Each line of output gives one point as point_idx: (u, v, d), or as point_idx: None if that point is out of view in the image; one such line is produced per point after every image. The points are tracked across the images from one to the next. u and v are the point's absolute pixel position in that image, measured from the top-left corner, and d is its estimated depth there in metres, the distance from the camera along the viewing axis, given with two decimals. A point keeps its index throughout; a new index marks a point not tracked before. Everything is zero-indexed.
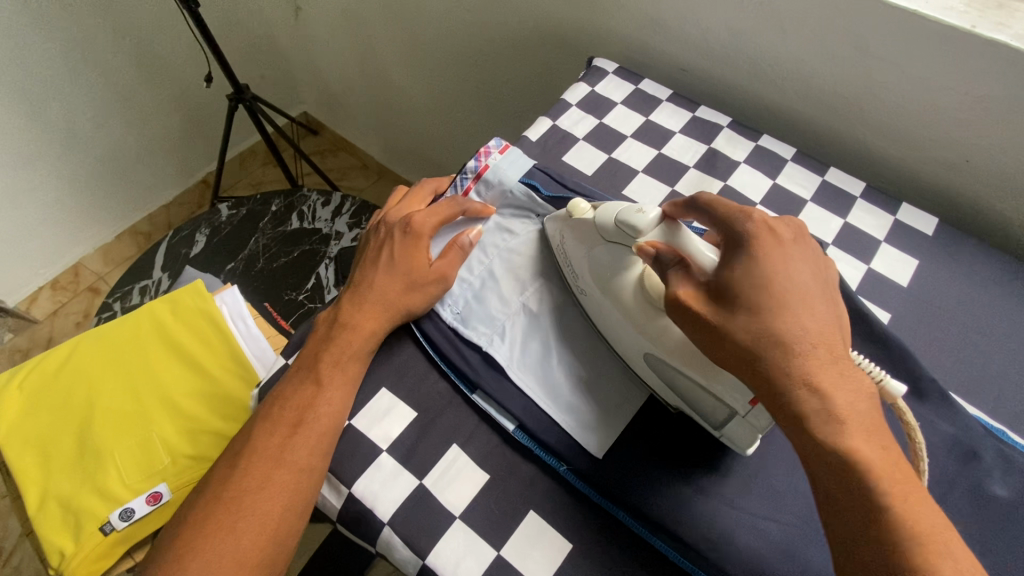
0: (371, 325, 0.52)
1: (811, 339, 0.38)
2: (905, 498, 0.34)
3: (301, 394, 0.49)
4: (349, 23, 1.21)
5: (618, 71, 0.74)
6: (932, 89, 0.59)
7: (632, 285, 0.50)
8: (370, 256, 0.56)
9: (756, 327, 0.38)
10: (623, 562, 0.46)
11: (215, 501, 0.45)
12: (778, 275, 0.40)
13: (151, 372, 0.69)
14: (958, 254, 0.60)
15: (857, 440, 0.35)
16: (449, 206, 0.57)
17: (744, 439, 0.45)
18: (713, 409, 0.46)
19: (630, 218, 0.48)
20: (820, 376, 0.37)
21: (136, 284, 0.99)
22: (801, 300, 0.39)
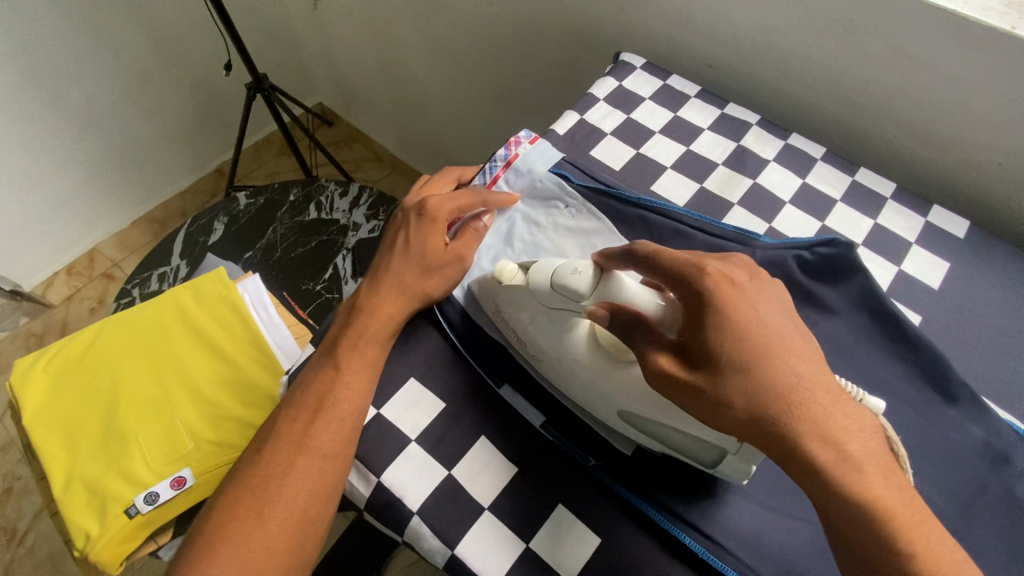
0: (393, 308, 0.50)
1: (807, 384, 0.34)
2: (932, 544, 0.31)
3: (322, 380, 0.47)
4: (367, 14, 1.20)
5: (645, 66, 0.72)
6: (966, 92, 0.57)
7: (585, 346, 0.46)
8: (388, 243, 0.55)
9: (751, 384, 0.34)
10: (660, 561, 0.43)
11: (241, 487, 0.44)
12: (755, 320, 0.35)
13: (173, 355, 0.66)
14: (992, 258, 0.57)
15: (880, 488, 0.32)
16: (469, 195, 0.55)
17: (740, 472, 0.40)
18: (701, 451, 0.42)
19: (566, 280, 0.45)
20: (830, 425, 0.33)
21: (154, 271, 0.98)
22: (785, 341, 0.35)
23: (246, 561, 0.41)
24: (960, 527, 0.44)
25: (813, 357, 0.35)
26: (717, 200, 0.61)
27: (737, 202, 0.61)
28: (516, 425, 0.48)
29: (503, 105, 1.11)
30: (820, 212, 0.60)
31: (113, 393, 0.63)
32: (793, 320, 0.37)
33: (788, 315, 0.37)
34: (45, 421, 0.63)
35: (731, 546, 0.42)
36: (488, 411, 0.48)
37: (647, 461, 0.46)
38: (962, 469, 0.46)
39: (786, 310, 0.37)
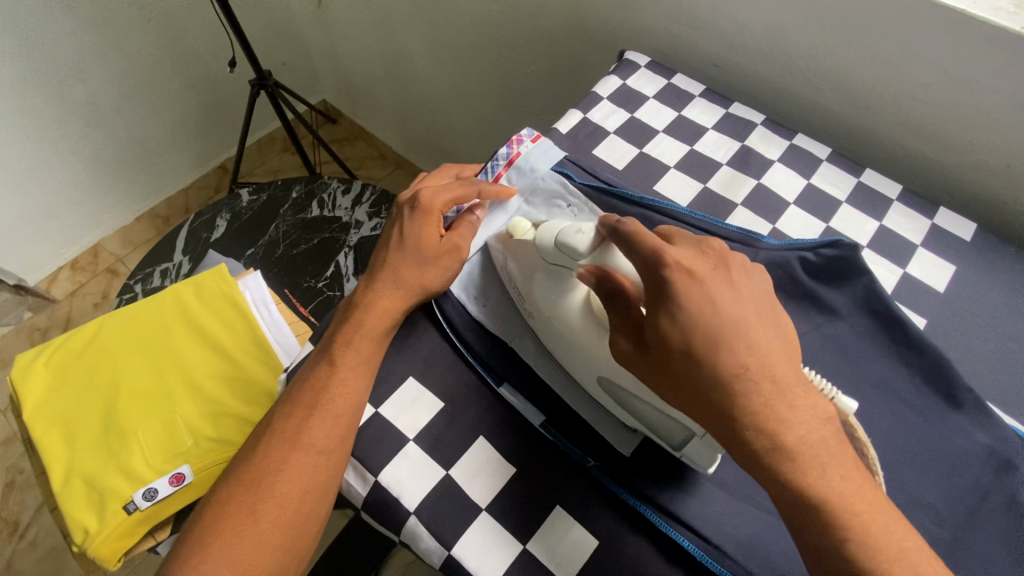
0: (391, 304, 0.50)
1: (754, 375, 0.37)
2: (866, 526, 0.34)
3: (317, 377, 0.47)
4: (372, 11, 1.19)
5: (650, 64, 0.71)
6: (975, 94, 0.56)
7: (577, 307, 0.48)
8: (383, 238, 0.55)
9: (697, 372, 0.38)
10: (658, 565, 0.42)
11: (236, 483, 0.44)
12: (709, 314, 0.38)
13: (173, 351, 0.66)
14: (999, 261, 0.56)
15: (813, 474, 0.35)
16: (463, 186, 0.55)
17: (705, 459, 0.42)
18: (670, 430, 0.43)
19: (568, 237, 0.47)
20: (770, 414, 0.36)
21: (156, 267, 0.98)
22: (739, 333, 0.38)
23: (240, 558, 0.41)
24: (961, 533, 0.44)
25: (768, 348, 0.38)
26: (721, 200, 0.60)
27: (740, 203, 0.60)
28: (514, 425, 0.48)
29: (507, 103, 1.11)
30: (825, 214, 0.59)
31: (112, 388, 0.63)
32: (754, 314, 0.39)
33: (750, 310, 0.39)
34: (44, 416, 0.63)
35: (728, 549, 0.42)
36: (486, 410, 0.48)
37: (645, 462, 0.46)
38: (966, 474, 0.46)
39: (749, 304, 0.39)
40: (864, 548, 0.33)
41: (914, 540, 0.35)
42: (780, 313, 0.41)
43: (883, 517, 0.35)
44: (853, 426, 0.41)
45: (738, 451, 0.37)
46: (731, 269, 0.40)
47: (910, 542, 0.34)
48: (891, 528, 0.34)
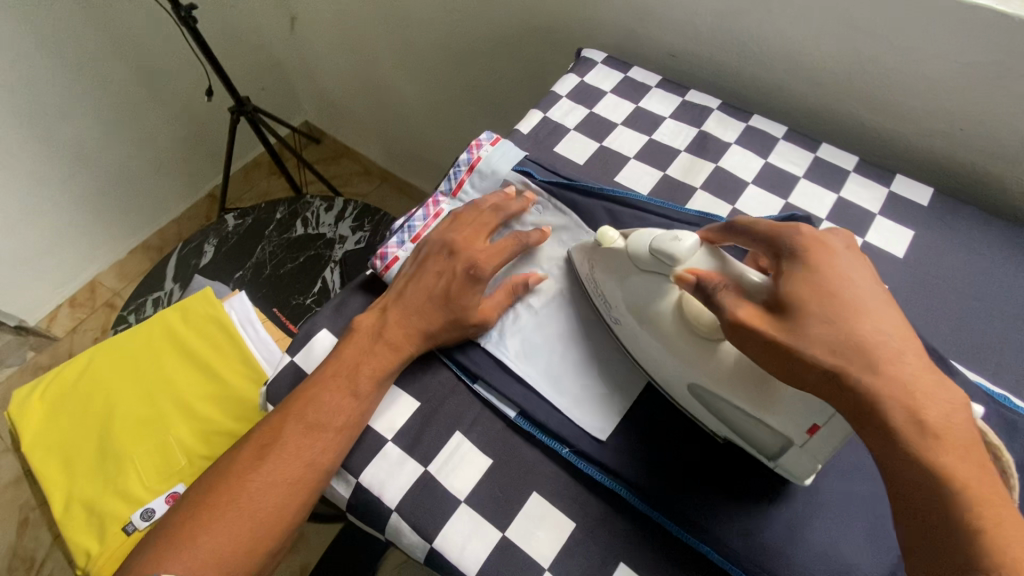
0: (409, 340, 0.49)
1: (894, 348, 0.34)
2: (1000, 519, 0.29)
3: (332, 398, 0.46)
4: (343, 31, 1.22)
5: (606, 60, 0.73)
6: (918, 60, 0.57)
7: (672, 312, 0.45)
8: (423, 278, 0.50)
9: (837, 339, 0.34)
10: (632, 541, 0.44)
11: (228, 488, 0.43)
12: (842, 283, 0.37)
13: (166, 376, 0.67)
14: (955, 223, 0.58)
15: (953, 456, 0.30)
16: (513, 241, 0.52)
17: (802, 469, 0.41)
18: (767, 438, 0.42)
19: (665, 245, 0.44)
20: (909, 388, 0.32)
21: (148, 296, 1.00)
22: (876, 307, 0.36)
23: (229, 563, 0.41)
24: None
25: (896, 326, 0.35)
26: (681, 185, 0.62)
27: (700, 187, 0.61)
28: (490, 419, 0.49)
29: (481, 110, 1.13)
30: (783, 190, 0.61)
31: (108, 417, 0.65)
32: (884, 296, 0.37)
33: (873, 288, 0.37)
34: (49, 447, 0.65)
35: (704, 521, 0.43)
36: (462, 407, 0.49)
37: (621, 444, 0.46)
38: None
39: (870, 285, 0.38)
40: (999, 541, 0.28)
41: None
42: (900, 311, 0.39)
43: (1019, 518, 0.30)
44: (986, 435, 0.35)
45: (864, 420, 0.33)
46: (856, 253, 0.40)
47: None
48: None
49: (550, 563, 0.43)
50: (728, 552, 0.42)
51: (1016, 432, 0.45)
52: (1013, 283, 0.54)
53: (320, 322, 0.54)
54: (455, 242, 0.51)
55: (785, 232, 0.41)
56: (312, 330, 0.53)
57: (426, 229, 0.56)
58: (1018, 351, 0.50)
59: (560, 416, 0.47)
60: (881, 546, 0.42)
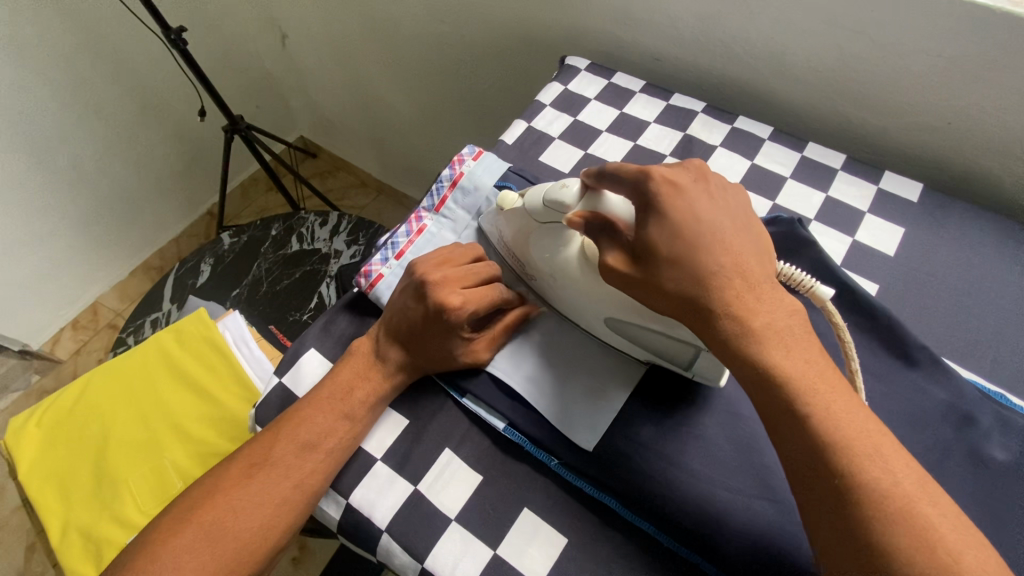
0: (399, 371, 0.48)
1: (726, 272, 0.36)
2: (827, 406, 0.32)
3: (322, 420, 0.46)
4: (333, 47, 1.23)
5: (590, 67, 0.73)
6: (902, 55, 0.57)
7: (575, 258, 0.48)
8: (407, 316, 0.48)
9: (680, 273, 0.36)
10: (623, 555, 0.43)
11: (214, 505, 0.43)
12: (690, 219, 0.37)
13: (162, 401, 0.68)
14: (946, 218, 0.57)
15: (777, 355, 0.33)
16: (489, 288, 0.49)
17: (712, 370, 0.44)
18: (677, 350, 0.44)
19: (555, 194, 0.47)
20: (739, 305, 0.35)
21: (146, 318, 1.01)
22: (713, 234, 0.37)
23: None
24: None
25: (740, 247, 0.37)
26: None
27: None
28: (478, 434, 0.48)
29: (472, 119, 1.13)
30: (771, 191, 0.60)
31: (104, 443, 0.66)
32: (730, 221, 0.38)
33: (724, 219, 0.38)
34: (50, 472, 0.66)
35: (693, 533, 0.42)
36: (451, 422, 0.49)
37: (608, 457, 0.45)
38: (926, 430, 0.45)
39: (724, 213, 0.39)
40: (824, 423, 0.31)
41: (877, 426, 0.32)
42: (756, 225, 0.40)
43: (850, 401, 0.33)
44: (831, 313, 0.42)
45: (710, 338, 0.36)
46: (706, 183, 0.40)
47: (872, 424, 0.32)
48: (858, 409, 0.32)
49: None
50: (719, 563, 0.41)
51: (1012, 430, 0.44)
52: (1006, 278, 0.53)
53: (307, 342, 0.54)
54: (430, 281, 0.47)
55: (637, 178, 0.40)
56: (301, 350, 0.53)
57: (409, 245, 0.56)
58: (1014, 345, 0.50)
59: (548, 428, 0.47)
60: None
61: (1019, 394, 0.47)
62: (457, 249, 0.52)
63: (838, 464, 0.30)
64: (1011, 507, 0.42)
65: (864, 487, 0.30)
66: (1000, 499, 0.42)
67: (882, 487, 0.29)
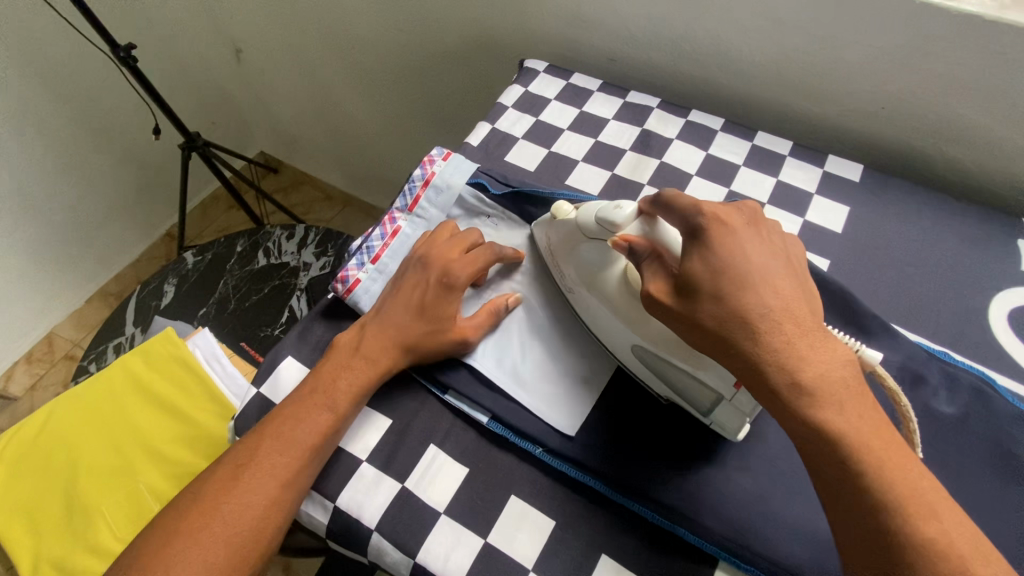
0: (386, 353, 0.49)
1: (776, 316, 0.36)
2: (881, 462, 0.33)
3: (307, 416, 0.45)
4: (291, 59, 1.22)
5: (548, 69, 0.76)
6: (836, 47, 0.61)
7: (615, 281, 0.48)
8: (400, 294, 0.51)
9: (723, 310, 0.37)
10: (609, 532, 0.44)
11: (202, 512, 0.42)
12: (738, 260, 0.38)
13: (132, 424, 0.66)
14: (886, 195, 0.61)
15: (830, 411, 0.34)
16: (480, 255, 0.52)
17: (733, 425, 0.43)
18: (701, 394, 0.44)
19: (608, 213, 0.47)
20: (790, 353, 0.35)
21: (108, 343, 0.98)
22: (759, 280, 0.37)
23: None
24: None
25: (791, 293, 0.38)
26: (629, 182, 0.64)
27: (647, 182, 0.63)
28: (462, 427, 0.49)
29: (436, 126, 1.14)
30: (725, 179, 0.63)
31: (73, 471, 0.64)
32: (780, 264, 0.39)
33: (776, 265, 0.39)
34: (15, 505, 0.64)
35: (672, 503, 0.43)
36: (434, 419, 0.50)
37: (588, 438, 0.47)
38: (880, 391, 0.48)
39: (774, 256, 0.39)
40: (878, 479, 0.32)
41: (928, 481, 0.33)
42: (803, 274, 0.41)
43: (901, 454, 0.34)
44: (882, 377, 0.41)
45: (760, 387, 0.36)
46: (758, 227, 0.41)
47: (923, 479, 0.33)
48: (907, 462, 0.33)
49: (533, 563, 0.43)
50: (700, 531, 0.43)
51: (957, 385, 0.48)
52: (943, 248, 0.57)
53: (284, 351, 0.53)
54: (427, 253, 0.52)
55: (693, 210, 0.41)
56: (278, 359, 0.53)
57: (385, 248, 0.56)
58: (953, 308, 0.54)
59: (530, 417, 0.48)
60: None
61: (961, 351, 0.51)
62: (437, 230, 0.54)
63: (891, 522, 0.32)
64: (959, 455, 0.45)
65: (919, 547, 0.31)
66: (950, 448, 0.45)
67: (937, 547, 0.31)
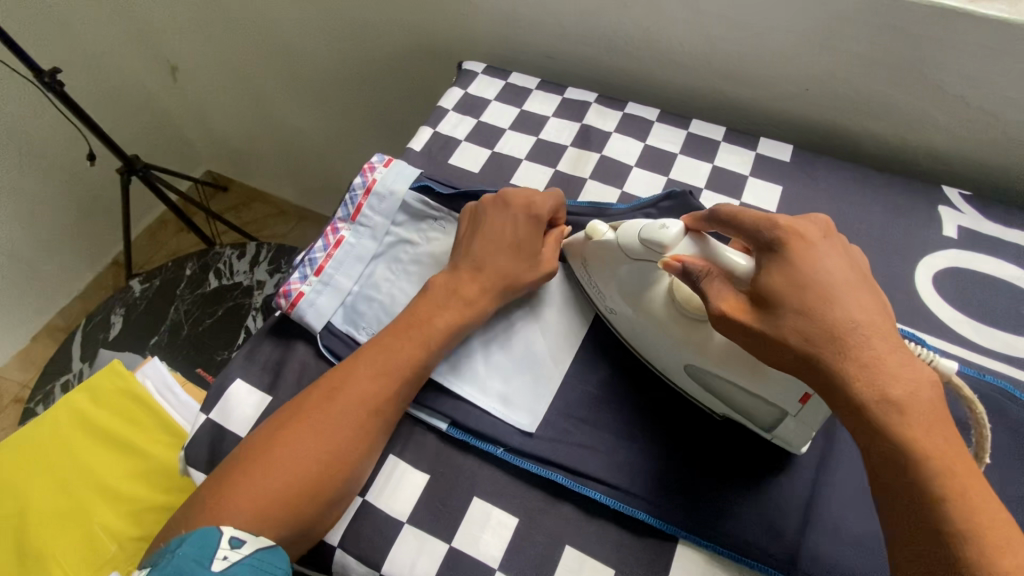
0: (483, 293, 0.49)
1: (863, 329, 0.35)
2: (962, 490, 0.31)
3: (400, 350, 0.46)
4: (230, 74, 1.19)
5: (486, 70, 0.76)
6: (758, 34, 0.63)
7: (663, 300, 0.46)
8: (495, 227, 0.51)
9: (808, 322, 0.36)
10: (573, 524, 0.45)
11: (291, 432, 0.42)
12: (820, 273, 0.37)
13: (82, 463, 0.63)
14: (815, 173, 0.64)
15: (915, 431, 0.32)
16: (553, 196, 0.54)
17: (798, 438, 0.43)
18: (762, 411, 0.44)
19: (652, 234, 0.44)
20: (878, 367, 0.34)
21: (55, 382, 0.93)
22: (845, 295, 0.37)
23: (285, 518, 0.40)
24: None
25: (875, 311, 0.37)
26: (572, 178, 0.65)
27: (589, 176, 0.65)
28: (422, 435, 0.49)
29: (385, 133, 1.13)
30: (664, 167, 0.65)
31: (22, 518, 0.61)
32: (858, 280, 0.38)
33: (856, 280, 0.38)
34: None
35: (630, 487, 0.45)
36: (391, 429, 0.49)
37: (546, 434, 0.48)
38: None
39: (853, 272, 0.39)
40: (959, 509, 0.31)
41: (1006, 516, 0.31)
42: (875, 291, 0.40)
43: (980, 483, 0.32)
44: (958, 387, 0.38)
45: (839, 399, 0.35)
46: (835, 241, 0.41)
47: (1002, 511, 0.31)
48: (987, 493, 0.32)
49: (499, 562, 0.43)
50: (657, 512, 0.44)
51: None
52: (869, 219, 0.60)
53: (232, 374, 0.52)
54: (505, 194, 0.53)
55: (763, 225, 0.40)
56: (226, 383, 0.52)
57: (328, 259, 0.55)
58: (882, 276, 0.57)
59: (488, 420, 0.48)
60: (798, 478, 0.44)
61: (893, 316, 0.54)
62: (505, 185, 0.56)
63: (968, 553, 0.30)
64: None
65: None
66: None
67: None
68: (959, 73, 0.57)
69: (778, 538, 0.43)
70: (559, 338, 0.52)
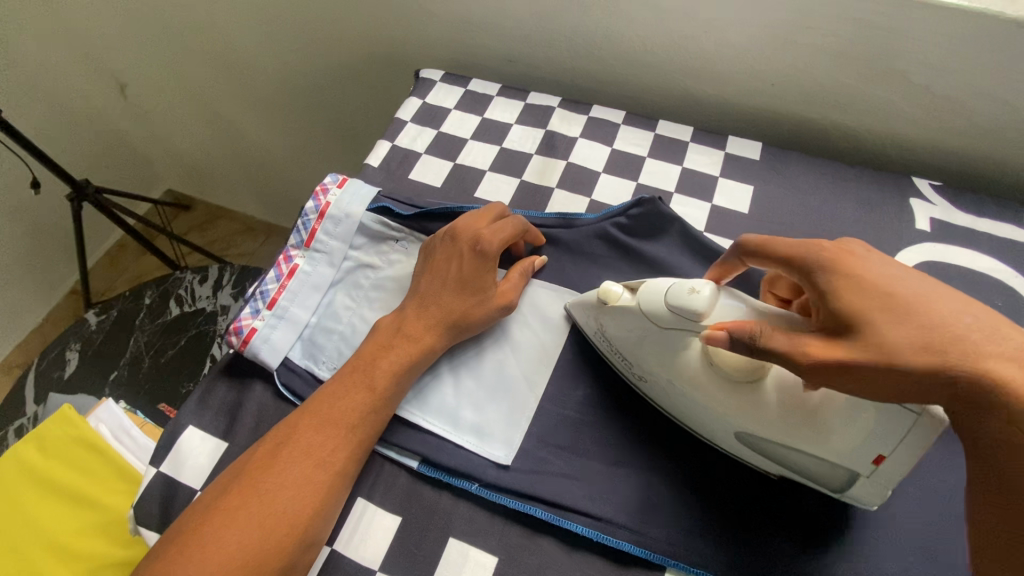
0: (429, 332, 0.47)
1: (965, 329, 0.32)
2: None
3: (348, 396, 0.44)
4: (182, 90, 1.14)
5: (444, 77, 0.73)
6: (721, 30, 0.61)
7: (699, 366, 0.42)
8: (439, 267, 0.49)
9: (912, 329, 0.32)
10: (555, 559, 0.43)
11: (238, 493, 0.40)
12: (891, 275, 0.34)
13: (32, 521, 0.59)
14: (785, 170, 0.62)
15: None
16: (509, 225, 0.51)
17: (871, 496, 0.39)
18: (830, 474, 0.39)
19: (681, 299, 0.40)
20: (1008, 364, 0.30)
21: (8, 427, 0.88)
22: (923, 293, 0.33)
23: None
24: None
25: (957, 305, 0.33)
26: (539, 188, 0.62)
27: (556, 185, 0.62)
28: (391, 473, 0.46)
29: (348, 143, 1.09)
30: (632, 172, 0.63)
31: None
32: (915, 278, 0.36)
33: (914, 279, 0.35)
34: None
35: (612, 516, 0.43)
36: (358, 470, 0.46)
37: (522, 465, 0.45)
38: None
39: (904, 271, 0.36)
40: None
41: None
42: None
43: None
44: None
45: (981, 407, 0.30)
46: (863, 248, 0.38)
47: None
48: None
49: None
50: (640, 541, 0.42)
51: None
52: (842, 215, 0.59)
53: (184, 422, 0.49)
54: (457, 227, 0.50)
55: (806, 246, 0.37)
56: (177, 431, 0.48)
57: (281, 291, 0.52)
58: None
59: (460, 454, 0.46)
60: (784, 495, 0.43)
61: None
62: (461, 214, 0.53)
63: None
64: None
65: None
66: None
67: None
68: (925, 62, 0.56)
69: (766, 560, 0.41)
70: (532, 362, 0.50)
